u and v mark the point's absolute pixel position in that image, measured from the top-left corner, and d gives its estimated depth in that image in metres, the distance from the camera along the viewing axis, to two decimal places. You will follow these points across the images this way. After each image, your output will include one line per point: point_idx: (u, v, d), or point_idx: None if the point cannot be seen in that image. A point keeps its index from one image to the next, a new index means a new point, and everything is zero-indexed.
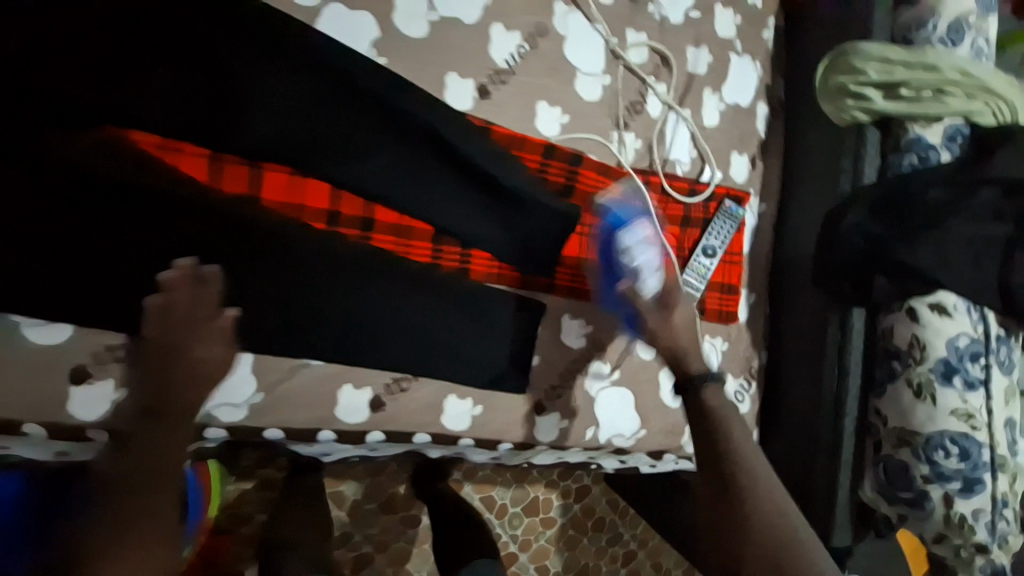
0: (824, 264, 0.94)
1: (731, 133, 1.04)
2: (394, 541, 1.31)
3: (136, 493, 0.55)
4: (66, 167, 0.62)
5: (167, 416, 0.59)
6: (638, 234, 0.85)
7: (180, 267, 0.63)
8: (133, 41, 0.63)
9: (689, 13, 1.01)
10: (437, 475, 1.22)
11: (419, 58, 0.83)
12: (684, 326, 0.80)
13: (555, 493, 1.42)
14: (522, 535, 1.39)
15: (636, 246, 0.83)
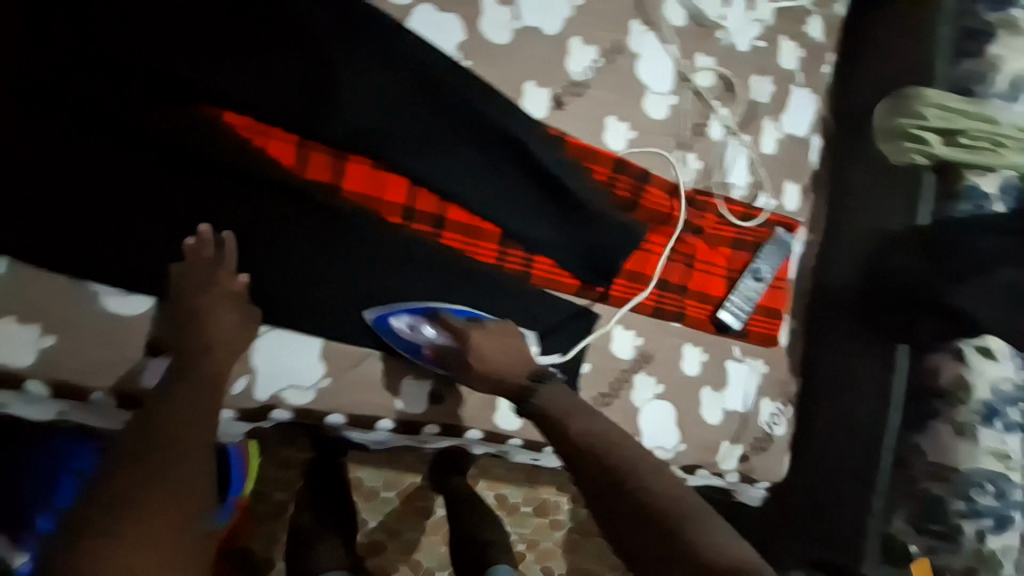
0: (867, 297, 1.00)
1: (785, 163, 1.06)
2: (405, 531, 1.26)
3: (141, 453, 0.54)
4: (176, 144, 0.66)
5: (188, 382, 0.63)
6: (404, 314, 0.77)
7: (200, 234, 0.67)
8: (256, 35, 0.68)
9: (756, 42, 1.04)
10: (453, 467, 1.20)
11: (501, 63, 0.84)
12: (495, 343, 0.78)
13: (566, 496, 1.37)
14: (530, 534, 1.35)
15: (416, 322, 0.77)
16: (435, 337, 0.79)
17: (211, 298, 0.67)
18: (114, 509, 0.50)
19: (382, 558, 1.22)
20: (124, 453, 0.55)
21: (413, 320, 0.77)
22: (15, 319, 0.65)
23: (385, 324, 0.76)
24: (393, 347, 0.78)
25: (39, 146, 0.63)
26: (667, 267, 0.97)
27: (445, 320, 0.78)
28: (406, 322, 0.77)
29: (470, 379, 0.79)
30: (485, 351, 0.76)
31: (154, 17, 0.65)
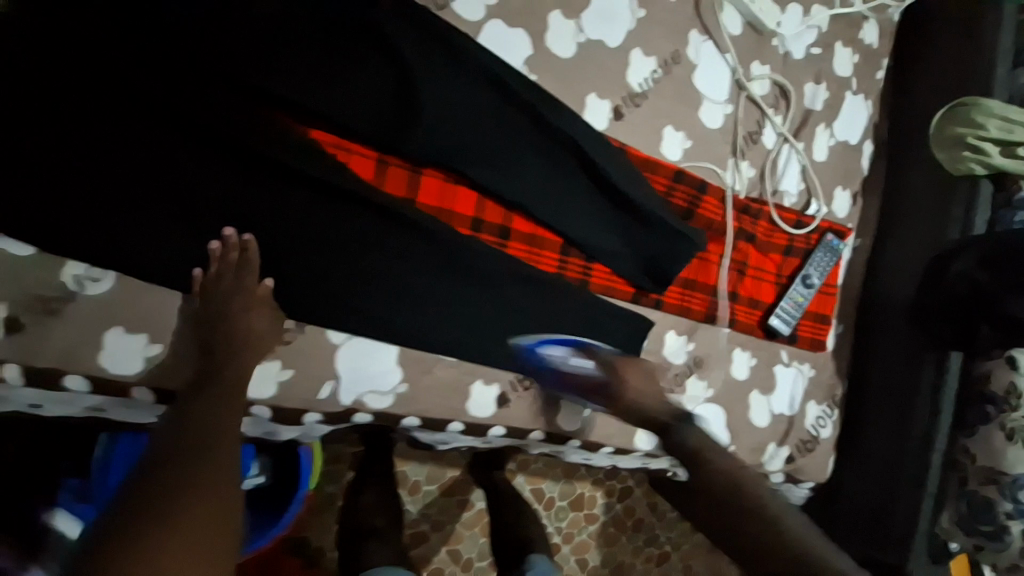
0: (927, 306, 1.00)
1: (838, 169, 1.10)
2: (449, 523, 1.26)
3: (175, 466, 0.58)
4: (264, 159, 0.68)
5: (212, 387, 0.67)
6: (559, 344, 0.84)
7: (224, 238, 0.68)
8: (342, 55, 0.70)
9: (811, 49, 1.07)
10: (495, 463, 1.22)
11: (568, 76, 0.86)
12: (640, 376, 0.86)
13: (600, 491, 1.37)
14: (567, 528, 1.35)
15: (565, 353, 0.84)
16: (586, 369, 0.85)
17: (243, 300, 0.69)
18: (151, 517, 0.53)
19: (425, 547, 1.24)
20: (153, 468, 0.57)
21: (567, 353, 0.84)
22: (123, 330, 0.68)
23: (540, 354, 0.83)
24: (540, 375, 0.85)
25: (135, 160, 0.65)
26: (721, 274, 0.99)
27: (591, 354, 0.85)
28: (558, 353, 0.84)
29: (615, 409, 0.86)
30: (632, 383, 0.85)
31: (243, 32, 0.67)
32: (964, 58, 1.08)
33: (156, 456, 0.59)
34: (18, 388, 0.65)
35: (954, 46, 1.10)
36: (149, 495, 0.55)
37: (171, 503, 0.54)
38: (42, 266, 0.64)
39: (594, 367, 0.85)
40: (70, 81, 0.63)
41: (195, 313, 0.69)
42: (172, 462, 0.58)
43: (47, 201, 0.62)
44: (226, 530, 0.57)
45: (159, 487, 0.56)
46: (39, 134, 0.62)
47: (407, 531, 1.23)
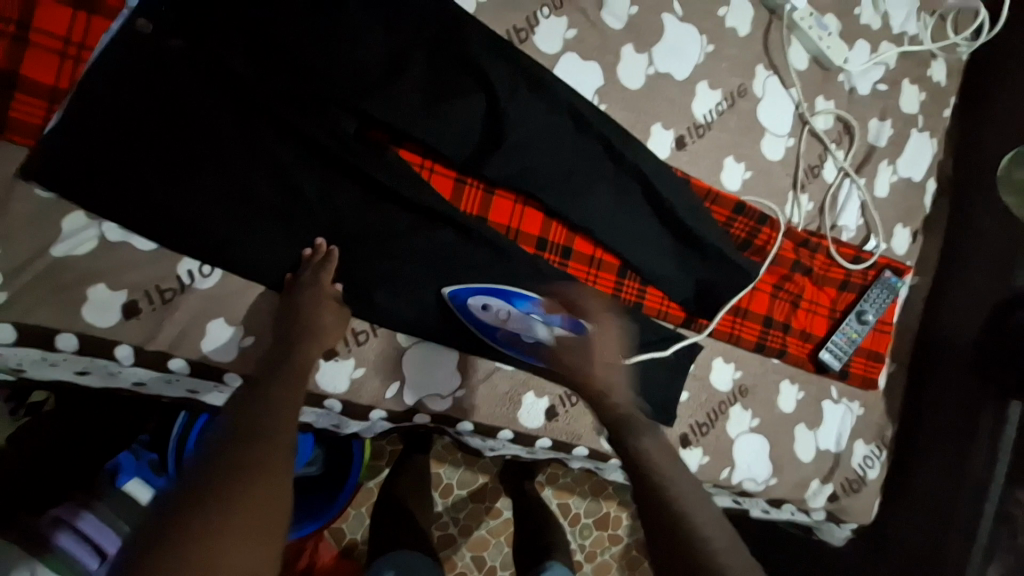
0: (997, 351, 1.01)
1: (900, 206, 1.10)
2: (477, 529, 1.21)
3: (237, 458, 0.55)
4: (358, 173, 0.75)
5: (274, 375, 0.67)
6: (482, 293, 0.81)
7: (317, 246, 0.76)
8: (435, 82, 0.77)
9: (877, 85, 1.07)
10: (525, 473, 1.21)
11: (636, 106, 0.91)
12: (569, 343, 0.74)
13: (626, 512, 1.32)
14: (590, 546, 1.30)
15: (488, 302, 0.81)
16: (507, 318, 0.81)
17: (315, 296, 0.73)
18: (205, 509, 0.50)
19: (452, 550, 1.20)
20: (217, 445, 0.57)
21: (490, 302, 0.81)
22: (224, 321, 0.75)
23: (465, 304, 0.81)
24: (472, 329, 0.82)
25: (245, 166, 0.72)
26: (774, 304, 1.01)
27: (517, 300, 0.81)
28: (484, 304, 0.81)
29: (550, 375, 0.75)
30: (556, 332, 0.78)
31: (349, 56, 0.74)
32: None
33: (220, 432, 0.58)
34: (128, 367, 0.73)
35: None
36: (205, 484, 0.52)
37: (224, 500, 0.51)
38: (161, 260, 0.73)
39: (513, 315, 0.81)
40: (197, 94, 0.71)
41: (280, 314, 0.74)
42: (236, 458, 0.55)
43: (173, 200, 0.70)
44: (275, 514, 0.54)
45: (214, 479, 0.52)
46: (166, 138, 0.70)
47: (436, 532, 1.20)
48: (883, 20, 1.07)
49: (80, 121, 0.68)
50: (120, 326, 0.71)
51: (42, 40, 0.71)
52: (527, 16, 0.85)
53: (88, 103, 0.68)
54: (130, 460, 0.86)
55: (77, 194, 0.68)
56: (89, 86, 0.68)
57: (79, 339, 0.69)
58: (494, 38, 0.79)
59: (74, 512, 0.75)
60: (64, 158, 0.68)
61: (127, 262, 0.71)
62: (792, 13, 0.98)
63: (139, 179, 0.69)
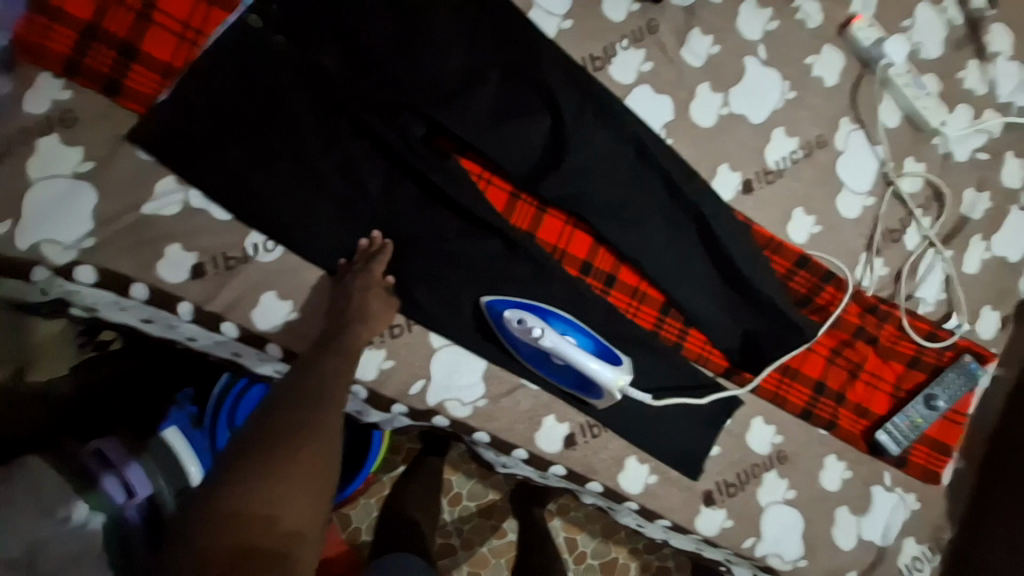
0: None
1: (991, 287, 0.99)
2: (479, 545, 1.18)
3: (278, 433, 0.60)
4: (420, 174, 0.78)
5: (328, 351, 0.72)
6: (517, 308, 0.79)
7: (372, 238, 0.78)
8: (506, 97, 0.79)
9: (977, 153, 0.99)
10: (534, 499, 1.17)
11: (705, 144, 0.89)
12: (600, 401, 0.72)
13: (636, 562, 1.23)
14: None
15: (522, 317, 0.78)
16: (539, 336, 0.77)
17: (362, 281, 0.75)
18: (255, 470, 0.56)
19: (451, 562, 1.16)
20: (276, 413, 0.63)
21: (523, 318, 0.78)
22: (275, 295, 0.80)
23: (499, 316, 0.79)
24: (506, 341, 0.81)
25: (318, 155, 0.77)
26: (829, 370, 0.93)
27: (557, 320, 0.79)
28: (521, 319, 0.78)
29: None
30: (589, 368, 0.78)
31: (430, 66, 0.78)
32: None
33: (281, 401, 0.65)
34: (185, 323, 0.78)
35: None
36: (267, 444, 0.59)
37: (263, 471, 0.56)
38: (231, 229, 0.78)
39: (544, 335, 0.77)
40: (290, 85, 0.77)
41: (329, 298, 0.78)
42: (273, 436, 0.60)
43: (252, 178, 0.76)
44: (322, 477, 0.59)
45: (252, 454, 0.59)
46: (254, 121, 0.76)
47: (438, 539, 1.16)
48: (992, 86, 0.99)
49: (186, 97, 0.75)
50: (185, 285, 0.77)
51: (168, 23, 0.78)
52: (605, 46, 0.86)
53: (195, 82, 0.76)
54: (178, 415, 0.92)
55: (173, 162, 0.76)
56: (199, 68, 0.76)
57: (150, 290, 0.76)
58: (570, 63, 0.81)
59: (123, 459, 0.81)
60: (168, 129, 0.75)
61: (202, 228, 0.78)
62: (888, 68, 0.93)
63: (226, 155, 0.76)
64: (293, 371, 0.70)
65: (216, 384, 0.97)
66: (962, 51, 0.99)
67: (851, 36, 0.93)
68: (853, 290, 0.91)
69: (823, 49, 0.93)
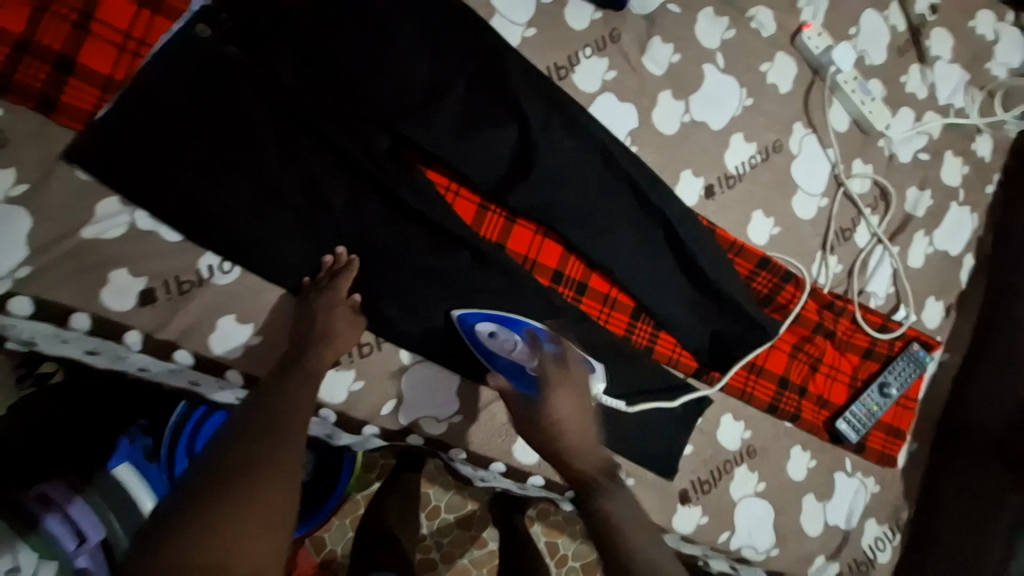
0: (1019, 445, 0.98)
1: (934, 279, 1.06)
2: (459, 557, 1.17)
3: (235, 470, 0.56)
4: (385, 188, 0.76)
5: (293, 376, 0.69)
6: (490, 322, 0.80)
7: (336, 254, 0.76)
8: (471, 109, 0.78)
9: (919, 154, 1.05)
10: (514, 506, 1.17)
11: (668, 151, 0.91)
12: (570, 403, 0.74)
13: None
14: None
15: (496, 330, 0.79)
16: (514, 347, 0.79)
17: (327, 299, 0.73)
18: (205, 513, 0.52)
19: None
20: (232, 448, 0.58)
21: (498, 331, 0.79)
22: (234, 318, 0.76)
23: (473, 330, 0.80)
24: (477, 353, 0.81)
25: (276, 171, 0.74)
26: (791, 365, 0.97)
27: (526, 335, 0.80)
28: (495, 330, 0.79)
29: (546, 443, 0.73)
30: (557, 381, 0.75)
31: (391, 78, 0.76)
32: None
33: (240, 432, 0.60)
34: (136, 353, 0.74)
35: None
36: (220, 483, 0.54)
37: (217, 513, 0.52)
38: (184, 252, 0.74)
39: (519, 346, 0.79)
40: (243, 101, 0.73)
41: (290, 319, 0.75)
42: (221, 476, 0.55)
43: (204, 199, 0.72)
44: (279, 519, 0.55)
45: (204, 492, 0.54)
46: (204, 137, 0.72)
47: (417, 555, 1.14)
48: (930, 91, 1.06)
49: (128, 112, 0.71)
50: (134, 312, 0.73)
51: (106, 33, 0.73)
52: (569, 55, 0.87)
53: (138, 97, 0.71)
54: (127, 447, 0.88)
55: (116, 182, 0.71)
56: (144, 82, 0.71)
57: (94, 320, 0.70)
58: (535, 73, 0.80)
59: (66, 497, 0.78)
60: (109, 147, 0.70)
61: (151, 251, 0.73)
62: (837, 75, 0.97)
63: (176, 173, 0.72)
64: (249, 400, 0.65)
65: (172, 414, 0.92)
66: (903, 57, 1.05)
67: (802, 45, 0.97)
68: (811, 287, 0.95)
69: (777, 57, 0.96)
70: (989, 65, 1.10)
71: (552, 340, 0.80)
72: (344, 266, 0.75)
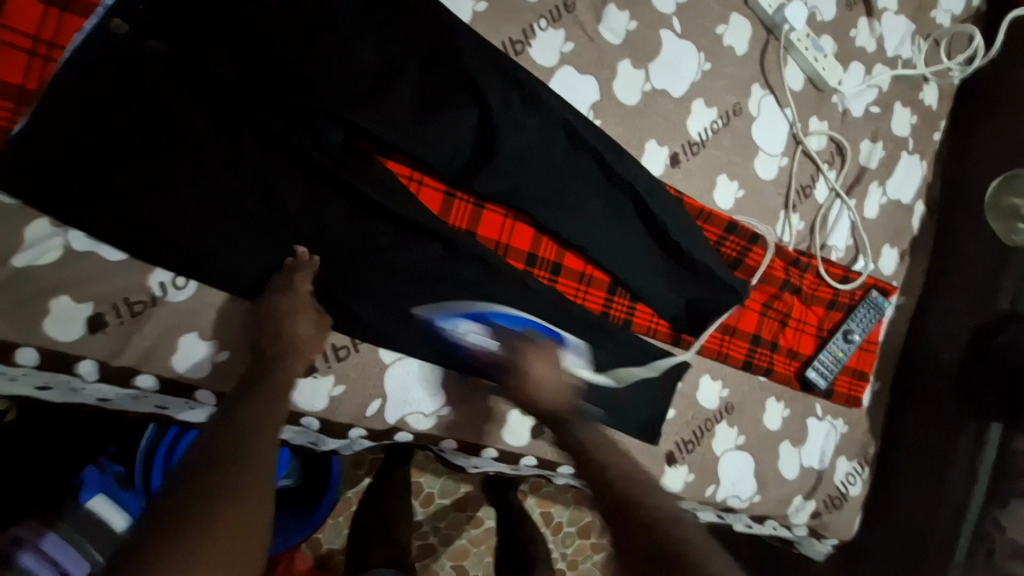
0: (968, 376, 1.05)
1: (889, 227, 1.11)
2: (458, 536, 1.19)
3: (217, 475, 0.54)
4: (345, 183, 0.73)
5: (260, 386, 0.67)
6: (461, 319, 0.79)
7: (298, 255, 0.72)
8: (427, 94, 0.75)
9: (870, 107, 1.08)
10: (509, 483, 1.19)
11: (631, 123, 0.90)
12: (547, 372, 0.74)
13: None
14: (572, 554, 1.28)
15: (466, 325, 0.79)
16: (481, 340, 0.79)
17: (289, 302, 0.70)
18: (192, 519, 0.50)
19: (431, 560, 1.17)
20: (208, 455, 0.56)
21: (468, 325, 0.79)
22: (197, 336, 0.73)
23: (443, 327, 0.79)
24: (451, 348, 0.81)
25: (219, 175, 0.69)
26: (763, 323, 1.01)
27: (494, 329, 0.79)
28: (464, 328, 0.79)
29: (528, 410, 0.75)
30: (536, 370, 0.73)
31: (336, 65, 0.71)
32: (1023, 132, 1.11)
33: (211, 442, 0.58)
34: (91, 383, 0.70)
35: (1014, 122, 1.13)
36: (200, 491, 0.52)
37: (201, 517, 0.50)
38: (131, 271, 0.69)
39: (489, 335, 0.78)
40: (176, 102, 0.68)
41: (260, 327, 0.71)
42: (177, 514, 0.50)
43: (144, 211, 0.67)
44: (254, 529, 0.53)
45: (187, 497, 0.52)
46: (133, 145, 0.67)
47: (416, 542, 1.17)
48: (879, 43, 1.08)
49: (42, 125, 0.64)
50: (85, 341, 0.68)
51: (12, 38, 0.68)
52: (524, 28, 0.83)
53: (57, 106, 0.65)
54: (95, 476, 0.84)
55: (38, 202, 0.65)
56: (62, 90, 0.66)
57: (41, 353, 0.66)
58: (491, 50, 0.77)
59: (37, 532, 0.76)
60: (25, 163, 0.64)
61: (93, 273, 0.68)
62: (790, 33, 0.98)
63: (106, 186, 0.66)
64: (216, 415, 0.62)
65: (143, 438, 0.89)
66: (852, 10, 1.06)
67: (755, 4, 0.96)
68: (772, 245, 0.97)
69: (731, 18, 0.96)
70: (932, 13, 1.13)
71: (521, 331, 0.78)
72: (301, 266, 0.72)
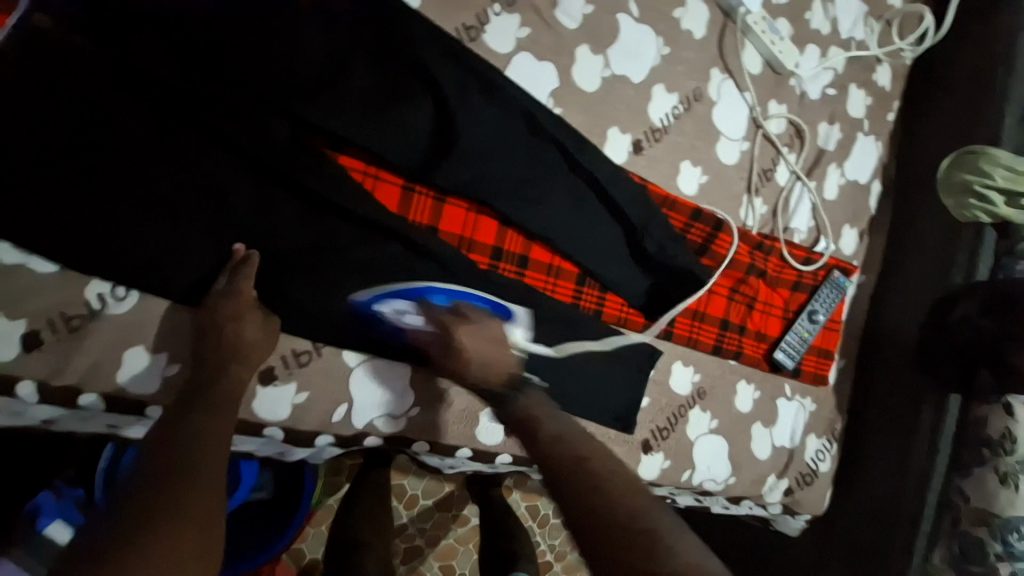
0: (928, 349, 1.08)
1: (848, 207, 1.14)
2: (444, 536, 1.17)
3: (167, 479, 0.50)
4: (294, 181, 0.69)
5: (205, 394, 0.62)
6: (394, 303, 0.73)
7: (238, 253, 0.68)
8: (377, 84, 0.72)
9: (827, 90, 1.10)
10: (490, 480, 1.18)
11: (593, 110, 0.88)
12: (477, 343, 0.71)
13: None
14: (560, 546, 1.28)
15: (398, 309, 0.74)
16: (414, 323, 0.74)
17: (232, 306, 0.66)
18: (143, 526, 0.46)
19: (417, 562, 1.15)
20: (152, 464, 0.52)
21: (400, 309, 0.74)
22: (142, 350, 0.68)
23: (375, 313, 0.74)
24: (387, 333, 0.76)
25: (154, 176, 0.64)
26: (731, 307, 1.02)
27: (428, 308, 0.74)
28: (397, 308, 0.74)
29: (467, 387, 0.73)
30: (465, 345, 0.71)
31: (275, 54, 0.67)
32: (971, 110, 1.15)
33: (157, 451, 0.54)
34: (33, 406, 0.65)
35: (962, 101, 1.17)
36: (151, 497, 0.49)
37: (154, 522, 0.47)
38: (65, 283, 0.64)
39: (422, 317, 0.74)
40: (102, 99, 0.63)
41: (204, 335, 0.66)
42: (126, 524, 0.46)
43: (69, 219, 0.62)
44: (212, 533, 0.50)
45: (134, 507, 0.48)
46: (54, 147, 0.61)
47: (400, 544, 1.14)
48: (832, 25, 1.09)
49: None
50: (17, 362, 0.63)
51: None
52: (477, 14, 0.81)
53: None
54: (51, 501, 0.77)
55: None
56: None
57: None
58: (443, 37, 0.74)
59: None
60: None
61: (24, 288, 0.62)
62: (746, 16, 0.98)
63: (25, 193, 0.60)
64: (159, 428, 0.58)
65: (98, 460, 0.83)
66: None
67: None
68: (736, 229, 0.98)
69: (689, 2, 0.95)
70: None
71: (457, 308, 0.74)
72: (245, 267, 0.67)
